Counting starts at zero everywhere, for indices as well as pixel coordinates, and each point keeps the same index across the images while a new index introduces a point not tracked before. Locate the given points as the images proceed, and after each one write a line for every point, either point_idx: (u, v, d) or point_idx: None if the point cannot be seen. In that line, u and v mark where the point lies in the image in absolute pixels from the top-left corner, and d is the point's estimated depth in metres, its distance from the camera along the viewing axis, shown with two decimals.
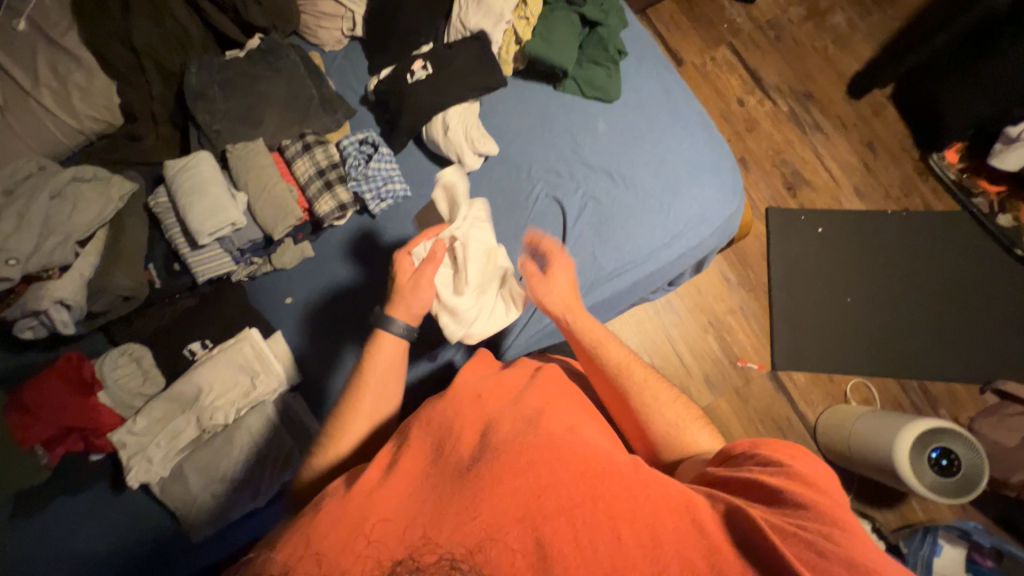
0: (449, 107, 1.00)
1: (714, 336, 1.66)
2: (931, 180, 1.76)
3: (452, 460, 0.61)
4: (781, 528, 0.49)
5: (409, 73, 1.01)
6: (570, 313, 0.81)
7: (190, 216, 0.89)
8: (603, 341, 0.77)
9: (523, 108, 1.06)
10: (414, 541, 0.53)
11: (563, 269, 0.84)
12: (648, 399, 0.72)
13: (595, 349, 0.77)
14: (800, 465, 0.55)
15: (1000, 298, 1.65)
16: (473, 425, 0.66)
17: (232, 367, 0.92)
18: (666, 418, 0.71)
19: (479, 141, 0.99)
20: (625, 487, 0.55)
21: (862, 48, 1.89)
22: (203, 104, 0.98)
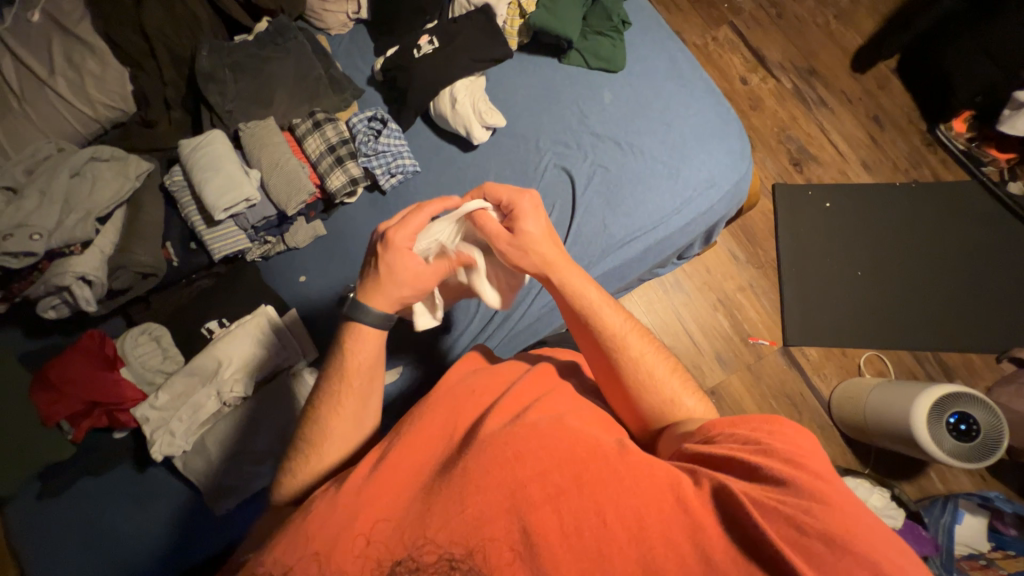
0: (457, 80, 1.01)
1: (725, 314, 1.66)
2: (940, 152, 1.75)
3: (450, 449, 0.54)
4: (760, 504, 0.42)
5: (416, 49, 1.02)
6: (558, 276, 0.67)
7: (205, 192, 0.90)
8: (597, 306, 0.65)
9: (529, 82, 1.07)
10: (410, 544, 0.46)
11: (536, 223, 0.68)
12: (642, 369, 0.62)
13: (588, 315, 0.65)
14: (781, 443, 0.47)
15: (1012, 267, 1.64)
16: (454, 410, 0.59)
17: (248, 340, 0.93)
18: (652, 393, 0.62)
19: (486, 114, 1.00)
20: (611, 470, 0.48)
21: (866, 22, 1.88)
22: (213, 85, 0.99)
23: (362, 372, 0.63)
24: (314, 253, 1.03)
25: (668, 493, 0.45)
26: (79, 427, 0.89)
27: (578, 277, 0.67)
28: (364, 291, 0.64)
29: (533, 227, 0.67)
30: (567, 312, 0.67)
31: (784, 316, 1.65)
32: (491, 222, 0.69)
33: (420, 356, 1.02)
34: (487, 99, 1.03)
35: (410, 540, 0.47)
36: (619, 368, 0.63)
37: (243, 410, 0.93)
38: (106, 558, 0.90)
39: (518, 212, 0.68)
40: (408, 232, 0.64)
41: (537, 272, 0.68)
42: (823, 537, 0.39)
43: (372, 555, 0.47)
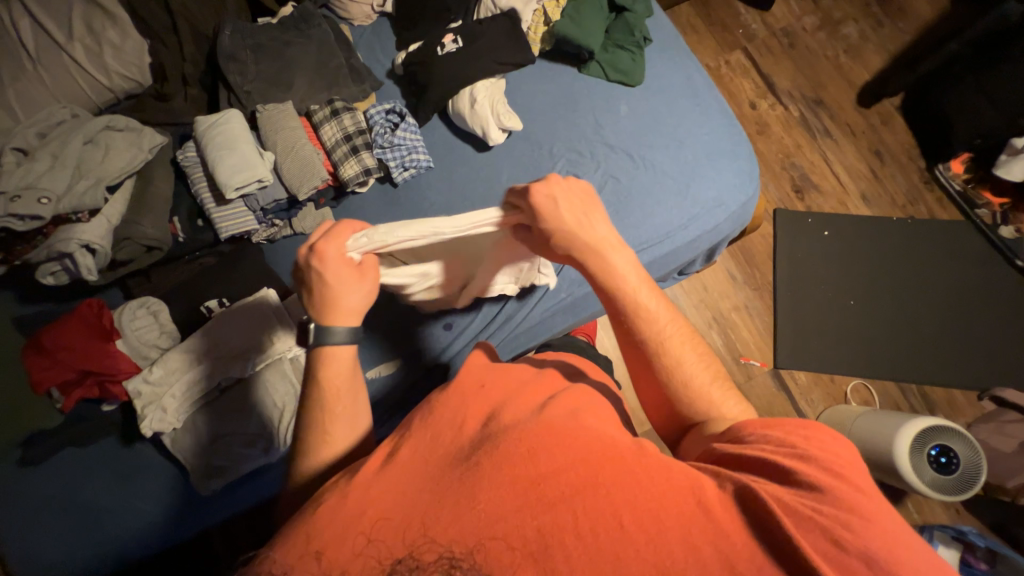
0: (477, 81, 1.02)
1: (719, 333, 1.68)
2: (936, 191, 1.79)
3: (460, 445, 0.54)
4: (792, 508, 0.44)
5: (439, 46, 1.03)
6: (598, 264, 0.64)
7: (218, 169, 0.90)
8: (635, 294, 0.64)
9: (547, 88, 1.08)
10: (409, 542, 0.45)
11: (569, 209, 0.65)
12: (680, 375, 0.62)
13: (631, 315, 0.63)
14: (820, 448, 0.49)
15: (998, 308, 1.69)
16: (465, 403, 0.60)
17: (245, 321, 0.92)
18: (688, 395, 0.62)
19: (504, 116, 1.01)
20: (625, 469, 0.49)
21: (874, 58, 1.93)
22: (235, 65, 1.00)
23: (341, 394, 0.61)
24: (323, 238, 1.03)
25: (689, 496, 0.47)
26: (69, 395, 0.88)
27: (623, 271, 0.64)
28: (322, 314, 0.61)
29: (564, 210, 0.65)
30: (606, 304, 0.65)
31: (776, 338, 1.67)
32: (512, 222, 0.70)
33: (421, 349, 1.04)
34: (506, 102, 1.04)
35: (410, 540, 0.46)
36: (656, 368, 0.63)
37: (237, 390, 0.92)
38: (85, 531, 0.89)
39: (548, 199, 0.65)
40: (339, 243, 0.61)
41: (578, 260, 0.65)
42: (862, 557, 0.41)
43: (371, 552, 0.46)
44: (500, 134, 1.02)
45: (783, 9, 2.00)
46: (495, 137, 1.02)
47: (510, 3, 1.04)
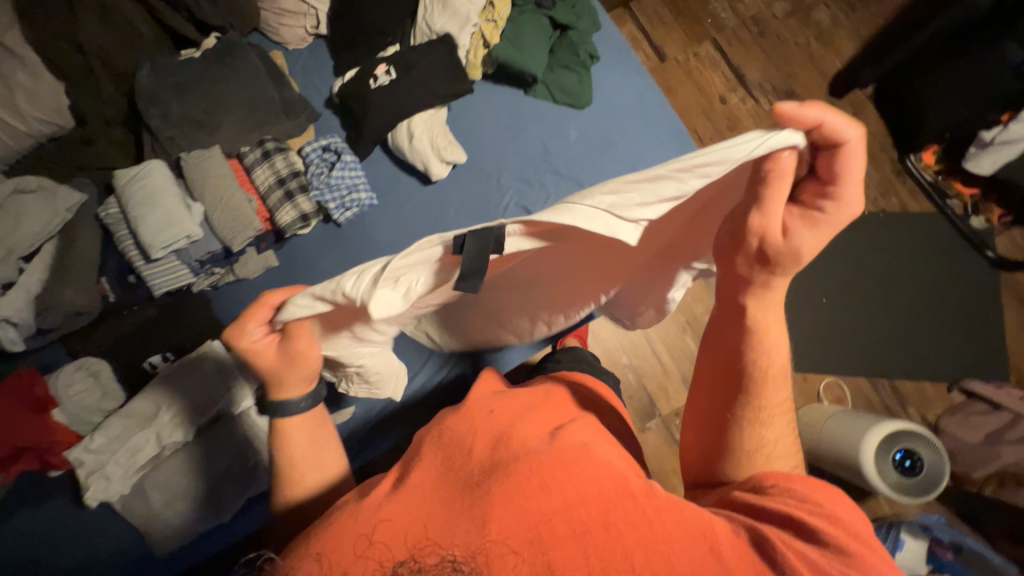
0: (414, 114, 0.96)
1: (692, 336, 1.68)
2: (908, 182, 1.76)
3: (463, 471, 0.53)
4: (820, 567, 0.45)
5: (372, 78, 0.96)
6: (759, 312, 0.65)
7: (143, 228, 0.85)
8: (769, 345, 0.66)
9: (492, 116, 1.03)
10: (412, 546, 0.46)
11: (810, 240, 0.57)
12: (759, 422, 0.65)
13: (754, 356, 0.66)
14: (853, 516, 0.51)
15: (967, 298, 1.70)
16: (474, 429, 0.59)
17: (188, 385, 0.90)
18: (749, 439, 0.65)
19: (446, 149, 0.96)
20: (641, 508, 0.48)
21: (845, 45, 1.87)
22: (155, 108, 0.93)
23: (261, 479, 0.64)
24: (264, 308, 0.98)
25: (700, 542, 0.46)
26: (7, 470, 0.85)
27: (772, 327, 0.66)
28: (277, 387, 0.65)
29: (807, 244, 0.57)
30: (736, 346, 0.67)
31: None
32: (773, 198, 0.57)
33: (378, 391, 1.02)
34: (448, 133, 0.99)
35: (417, 545, 0.45)
36: (739, 407, 0.67)
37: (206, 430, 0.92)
38: None
39: (812, 219, 0.57)
40: (250, 333, 0.58)
41: (735, 301, 0.67)
42: None
43: (377, 555, 0.46)
44: (444, 167, 0.97)
45: None
46: (437, 171, 0.97)
47: (445, 27, 0.96)
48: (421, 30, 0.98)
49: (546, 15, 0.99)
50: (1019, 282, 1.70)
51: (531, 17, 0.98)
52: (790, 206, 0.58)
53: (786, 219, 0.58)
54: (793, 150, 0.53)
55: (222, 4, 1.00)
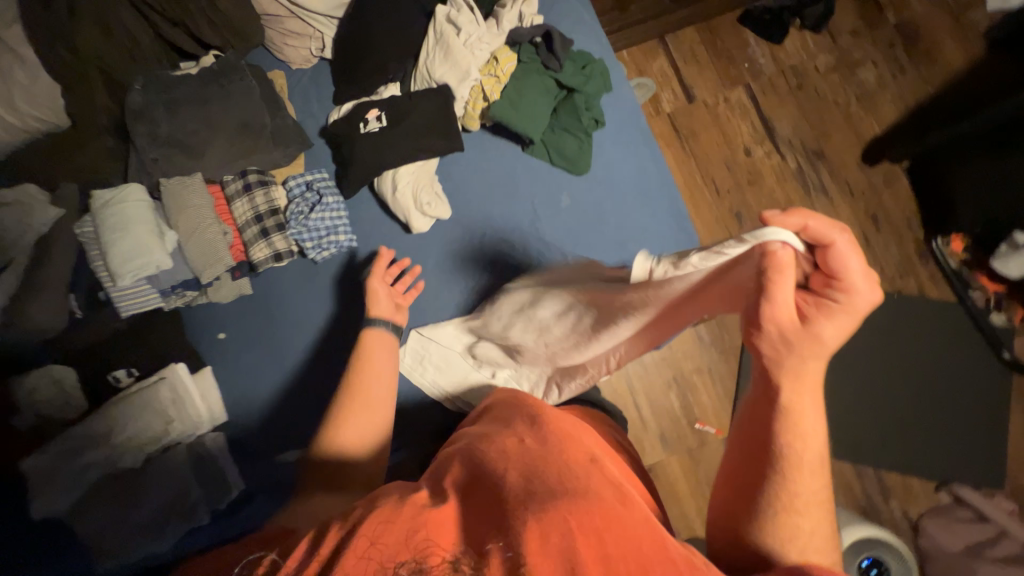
0: (400, 164, 0.93)
1: (677, 396, 1.62)
2: (931, 266, 1.66)
3: (491, 493, 0.48)
4: None
5: (363, 122, 0.95)
6: (788, 398, 0.55)
7: (112, 254, 0.86)
8: (806, 432, 0.56)
9: (485, 170, 0.99)
10: (415, 536, 0.45)
11: (835, 333, 0.50)
12: (795, 506, 0.57)
13: (791, 440, 0.56)
14: None
15: (973, 397, 1.59)
16: (502, 454, 0.54)
17: (144, 411, 0.91)
18: (781, 520, 0.57)
19: (428, 204, 0.94)
20: None
21: (887, 110, 1.75)
22: (143, 126, 0.92)
23: None
24: (236, 341, 0.99)
25: None
26: None
27: (806, 414, 0.55)
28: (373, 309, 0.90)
29: (834, 337, 0.50)
30: (765, 430, 0.57)
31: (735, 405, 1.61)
32: (785, 290, 0.50)
33: None
34: (435, 185, 0.96)
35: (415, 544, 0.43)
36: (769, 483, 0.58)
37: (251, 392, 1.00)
38: None
39: (835, 312, 0.50)
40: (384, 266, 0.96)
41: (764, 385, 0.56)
42: None
43: (375, 556, 0.43)
44: (424, 220, 0.95)
45: (797, 44, 1.82)
46: (416, 223, 0.95)
47: (444, 76, 0.94)
48: (422, 75, 0.96)
49: (554, 75, 0.95)
50: None
51: (536, 77, 0.94)
52: (801, 294, 0.52)
53: (800, 307, 0.51)
54: (789, 247, 0.51)
55: (222, 23, 0.97)
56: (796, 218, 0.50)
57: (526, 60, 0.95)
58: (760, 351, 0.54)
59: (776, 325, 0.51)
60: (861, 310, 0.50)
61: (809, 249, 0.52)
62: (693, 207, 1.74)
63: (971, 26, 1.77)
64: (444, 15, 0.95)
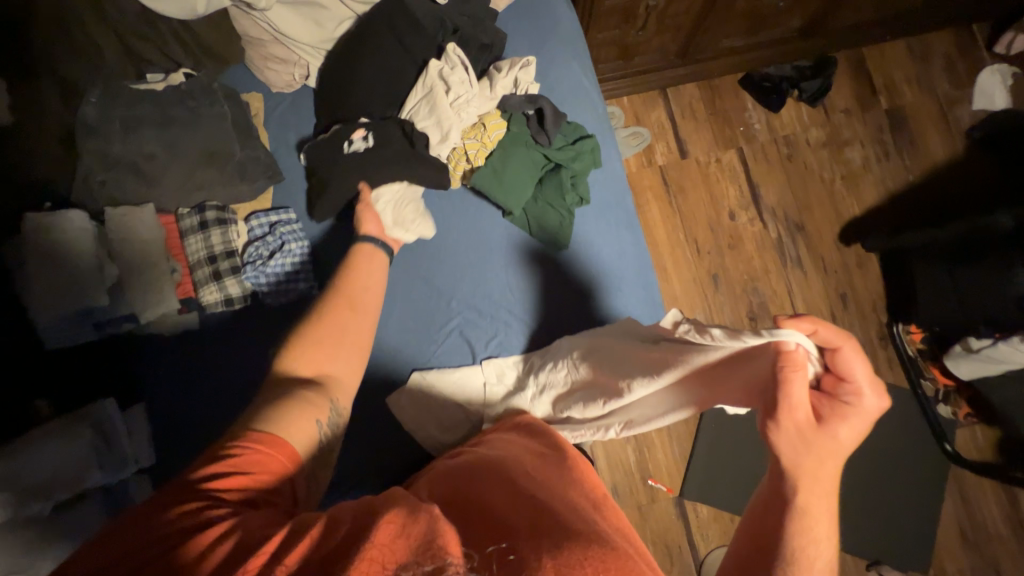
0: (382, 182, 0.94)
1: (634, 451, 1.57)
2: (890, 350, 1.70)
3: (496, 515, 0.50)
4: None
5: (348, 141, 0.95)
6: (804, 498, 0.54)
7: (46, 290, 0.81)
8: (816, 527, 0.54)
9: (464, 232, 1.01)
10: (417, 533, 0.46)
11: (847, 433, 0.54)
12: None
13: (797, 533, 0.54)
14: None
15: (915, 483, 1.62)
16: (505, 488, 0.55)
17: (65, 451, 0.80)
18: None
19: (414, 221, 0.95)
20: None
21: (869, 192, 1.79)
22: (95, 142, 0.87)
23: None
24: (172, 377, 0.94)
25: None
26: None
27: (820, 519, 0.54)
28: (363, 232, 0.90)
29: (846, 435, 0.54)
30: (775, 521, 0.55)
31: (691, 468, 1.55)
32: (800, 389, 0.54)
33: None
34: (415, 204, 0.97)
35: (421, 546, 0.44)
36: None
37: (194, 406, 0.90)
38: None
39: (845, 414, 0.54)
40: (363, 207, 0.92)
41: (778, 479, 0.56)
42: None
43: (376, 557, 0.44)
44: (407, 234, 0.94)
45: (793, 114, 1.84)
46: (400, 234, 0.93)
47: (427, 130, 0.97)
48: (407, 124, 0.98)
49: (542, 150, 0.99)
50: (969, 482, 1.64)
51: (524, 150, 0.98)
52: (814, 394, 0.57)
53: (814, 406, 0.55)
54: (801, 349, 0.55)
55: (194, 47, 0.96)
56: (808, 324, 0.55)
57: (516, 133, 0.99)
58: (778, 450, 0.55)
59: (793, 417, 0.54)
60: (869, 414, 0.54)
61: (819, 352, 0.57)
62: (672, 263, 1.74)
63: (956, 122, 1.82)
64: (437, 69, 0.95)
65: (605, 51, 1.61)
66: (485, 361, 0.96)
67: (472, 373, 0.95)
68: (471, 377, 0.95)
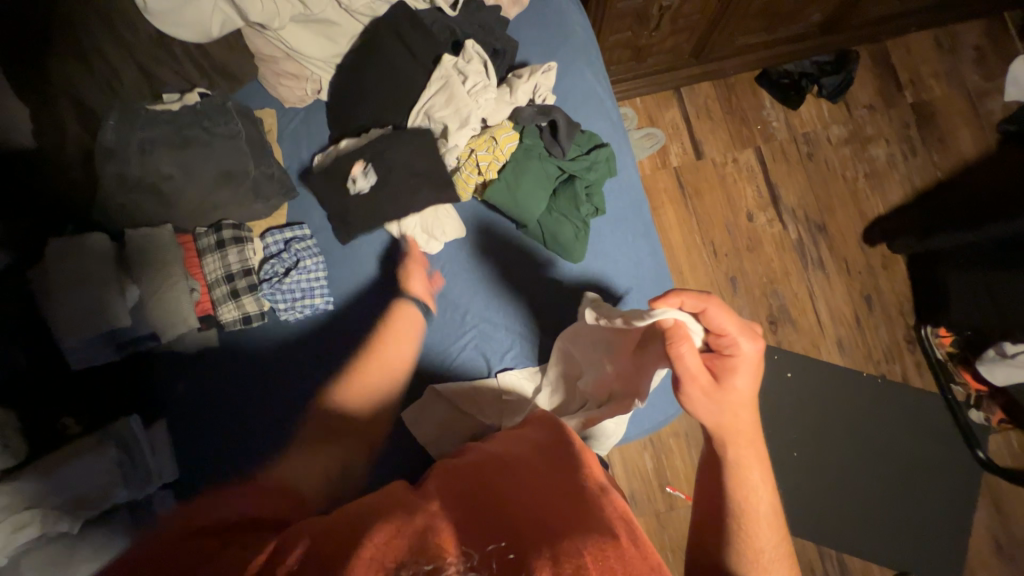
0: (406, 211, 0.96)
1: (651, 457, 1.55)
2: (917, 354, 1.64)
3: (487, 513, 0.47)
4: None
5: (351, 180, 0.96)
6: (733, 449, 0.64)
7: (72, 311, 0.84)
8: (747, 468, 0.64)
9: (461, 240, 1.01)
10: (411, 538, 0.43)
11: (746, 379, 0.63)
12: (747, 540, 0.61)
13: (733, 475, 0.64)
14: None
15: (946, 491, 1.56)
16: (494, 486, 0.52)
17: (97, 467, 0.82)
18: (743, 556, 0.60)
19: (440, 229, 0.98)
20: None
21: (893, 191, 1.73)
22: (113, 164, 0.88)
23: None
24: (191, 395, 0.94)
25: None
26: None
27: (751, 467, 0.64)
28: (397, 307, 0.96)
29: (745, 384, 0.63)
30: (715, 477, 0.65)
31: None
32: (692, 357, 0.62)
33: None
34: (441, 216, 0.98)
35: (414, 548, 0.42)
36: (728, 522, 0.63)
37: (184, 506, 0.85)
38: None
39: (733, 365, 0.63)
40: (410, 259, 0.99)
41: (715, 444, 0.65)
42: None
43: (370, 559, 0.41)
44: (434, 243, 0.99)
45: (812, 111, 1.78)
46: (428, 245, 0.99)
47: (444, 119, 0.96)
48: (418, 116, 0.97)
49: (556, 161, 0.98)
50: (1004, 490, 1.57)
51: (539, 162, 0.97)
52: (706, 355, 0.65)
53: (709, 365, 0.64)
54: (678, 322, 0.65)
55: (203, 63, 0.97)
56: (675, 300, 0.64)
57: (530, 144, 0.97)
58: (703, 415, 0.64)
59: (700, 385, 0.62)
60: (757, 359, 0.64)
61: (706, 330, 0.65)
62: (688, 266, 1.71)
63: (987, 115, 1.75)
64: (451, 64, 0.96)
65: (618, 52, 1.57)
66: (501, 373, 0.95)
67: (487, 385, 0.94)
68: (487, 390, 0.94)
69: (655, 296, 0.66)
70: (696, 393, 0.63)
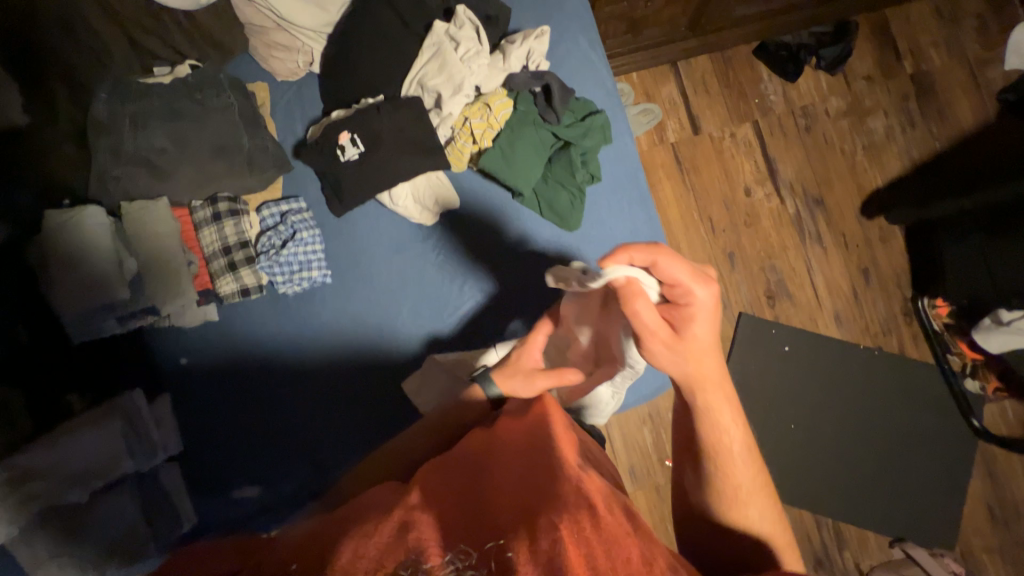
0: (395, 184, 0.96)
1: (650, 431, 1.56)
2: (914, 325, 1.65)
3: (464, 512, 0.46)
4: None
5: (340, 150, 0.95)
6: (702, 396, 0.63)
7: (71, 283, 0.84)
8: (718, 410, 0.63)
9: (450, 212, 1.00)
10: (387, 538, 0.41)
11: (706, 326, 0.62)
12: (721, 475, 0.62)
13: (703, 416, 0.63)
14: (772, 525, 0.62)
15: (942, 459, 1.59)
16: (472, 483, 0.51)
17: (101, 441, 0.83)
18: (721, 493, 0.62)
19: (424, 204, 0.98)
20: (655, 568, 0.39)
21: (892, 163, 1.73)
22: (108, 139, 0.88)
23: None
24: (191, 372, 0.95)
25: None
26: None
27: (721, 409, 0.63)
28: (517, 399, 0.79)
29: (703, 330, 0.62)
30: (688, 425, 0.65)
31: None
32: (647, 312, 0.61)
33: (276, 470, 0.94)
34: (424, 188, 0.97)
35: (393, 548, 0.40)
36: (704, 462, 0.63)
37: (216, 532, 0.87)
38: None
39: (691, 314, 0.61)
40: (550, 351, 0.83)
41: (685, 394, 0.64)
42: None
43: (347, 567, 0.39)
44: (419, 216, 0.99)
45: (810, 84, 1.76)
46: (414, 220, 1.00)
47: (436, 87, 0.95)
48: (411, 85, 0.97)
49: (551, 128, 0.97)
50: (998, 457, 1.59)
51: (533, 130, 0.97)
52: (663, 308, 0.63)
53: (668, 318, 0.62)
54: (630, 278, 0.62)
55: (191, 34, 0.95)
56: (623, 257, 0.61)
57: (524, 112, 0.97)
58: (668, 367, 0.63)
59: (660, 338, 0.61)
60: (713, 304, 0.62)
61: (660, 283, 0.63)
62: (686, 243, 1.71)
63: (986, 85, 1.73)
64: (443, 30, 0.95)
65: (614, 25, 1.55)
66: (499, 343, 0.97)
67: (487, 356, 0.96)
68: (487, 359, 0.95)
69: (604, 256, 0.63)
70: (661, 350, 0.62)
